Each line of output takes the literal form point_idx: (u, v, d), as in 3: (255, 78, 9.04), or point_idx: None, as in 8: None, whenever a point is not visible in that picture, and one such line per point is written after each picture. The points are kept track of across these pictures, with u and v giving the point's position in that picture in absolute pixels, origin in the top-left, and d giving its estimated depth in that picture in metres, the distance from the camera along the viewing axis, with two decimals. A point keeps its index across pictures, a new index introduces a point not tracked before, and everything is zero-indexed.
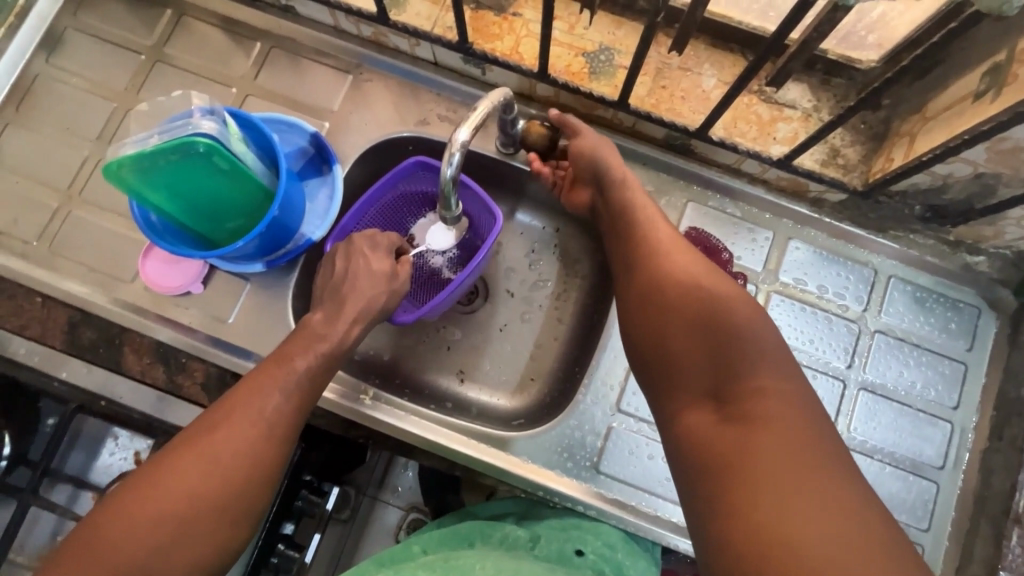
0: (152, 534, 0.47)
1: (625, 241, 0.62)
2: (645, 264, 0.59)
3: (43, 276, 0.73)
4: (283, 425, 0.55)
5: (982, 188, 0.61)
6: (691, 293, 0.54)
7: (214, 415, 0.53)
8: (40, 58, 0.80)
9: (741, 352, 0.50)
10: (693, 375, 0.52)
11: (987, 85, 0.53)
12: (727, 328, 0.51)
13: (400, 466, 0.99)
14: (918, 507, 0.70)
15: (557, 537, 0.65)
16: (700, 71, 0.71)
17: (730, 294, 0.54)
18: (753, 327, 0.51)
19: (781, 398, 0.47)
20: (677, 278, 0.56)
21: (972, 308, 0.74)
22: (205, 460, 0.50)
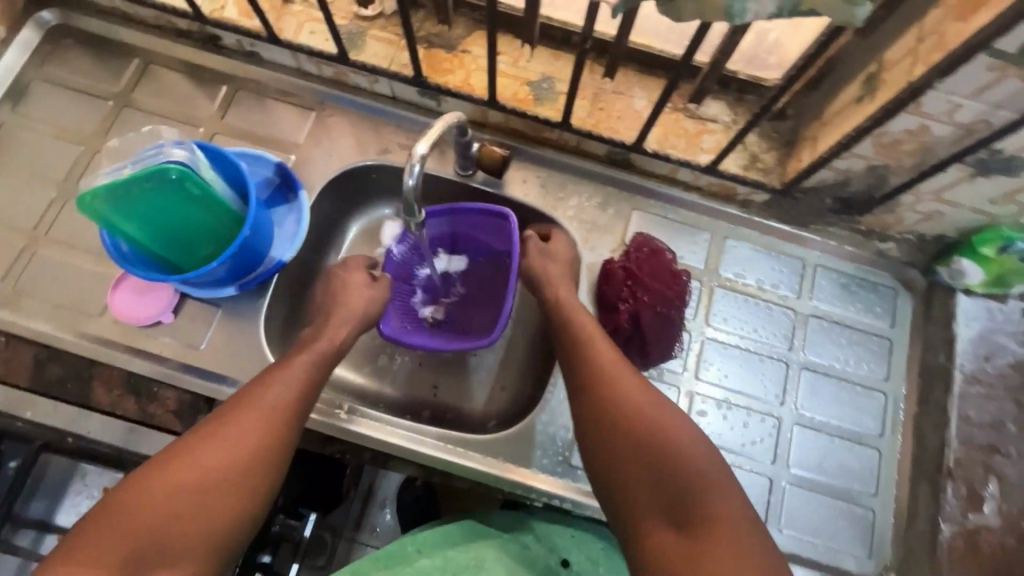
0: (178, 506, 0.54)
1: (571, 360, 0.66)
2: (610, 402, 0.62)
3: (6, 316, 0.73)
4: (294, 410, 0.62)
5: (877, 179, 0.70)
6: (649, 430, 0.59)
7: (236, 402, 0.61)
8: (5, 108, 0.82)
9: (698, 491, 0.55)
10: (650, 496, 0.57)
11: (865, 91, 0.63)
12: (670, 447, 0.58)
13: (377, 505, 1.10)
14: (865, 473, 0.76)
15: (544, 546, 0.70)
16: (632, 94, 0.80)
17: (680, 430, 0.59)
18: (694, 448, 0.58)
19: (724, 508, 0.55)
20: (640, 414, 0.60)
21: (889, 289, 0.83)
22: (223, 444, 0.57)
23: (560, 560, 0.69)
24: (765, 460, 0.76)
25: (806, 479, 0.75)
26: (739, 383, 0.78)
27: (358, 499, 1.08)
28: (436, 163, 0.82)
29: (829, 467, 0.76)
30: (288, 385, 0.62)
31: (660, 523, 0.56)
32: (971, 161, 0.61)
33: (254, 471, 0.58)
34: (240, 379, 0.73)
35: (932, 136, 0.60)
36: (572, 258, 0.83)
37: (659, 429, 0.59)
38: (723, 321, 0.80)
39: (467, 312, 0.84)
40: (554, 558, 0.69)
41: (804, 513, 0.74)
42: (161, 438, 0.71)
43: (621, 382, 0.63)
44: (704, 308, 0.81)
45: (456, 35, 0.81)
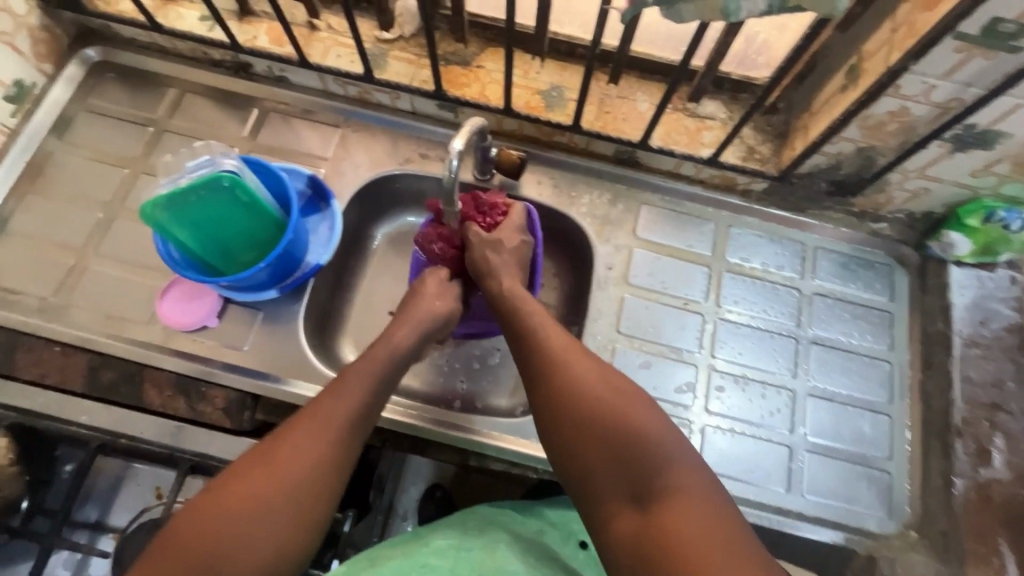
0: (233, 525, 0.52)
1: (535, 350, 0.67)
2: (587, 408, 0.61)
3: (58, 327, 0.77)
4: (352, 423, 0.61)
5: (866, 161, 0.77)
6: (603, 410, 0.60)
7: (294, 418, 0.60)
8: (52, 138, 0.88)
9: (674, 499, 0.54)
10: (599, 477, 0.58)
11: (848, 80, 0.70)
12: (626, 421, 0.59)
13: (398, 518, 1.14)
14: (878, 438, 0.80)
15: (562, 529, 0.76)
16: (635, 97, 0.86)
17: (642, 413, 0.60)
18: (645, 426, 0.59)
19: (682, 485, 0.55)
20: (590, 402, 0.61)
21: (885, 266, 0.88)
22: (277, 461, 0.56)
23: (577, 541, 0.76)
24: (782, 429, 0.80)
25: (822, 445, 0.79)
26: (752, 359, 0.83)
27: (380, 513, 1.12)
28: (469, 172, 0.89)
29: (842, 432, 0.80)
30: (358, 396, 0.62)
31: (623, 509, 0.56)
32: (949, 136, 0.67)
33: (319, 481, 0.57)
34: (283, 375, 0.77)
35: (913, 116, 0.67)
36: (587, 251, 0.89)
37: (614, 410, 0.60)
38: (733, 302, 0.85)
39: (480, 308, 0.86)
40: (572, 541, 0.76)
41: (823, 478, 0.78)
42: (210, 435, 0.75)
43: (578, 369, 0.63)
44: (715, 292, 0.86)
45: (470, 52, 0.88)
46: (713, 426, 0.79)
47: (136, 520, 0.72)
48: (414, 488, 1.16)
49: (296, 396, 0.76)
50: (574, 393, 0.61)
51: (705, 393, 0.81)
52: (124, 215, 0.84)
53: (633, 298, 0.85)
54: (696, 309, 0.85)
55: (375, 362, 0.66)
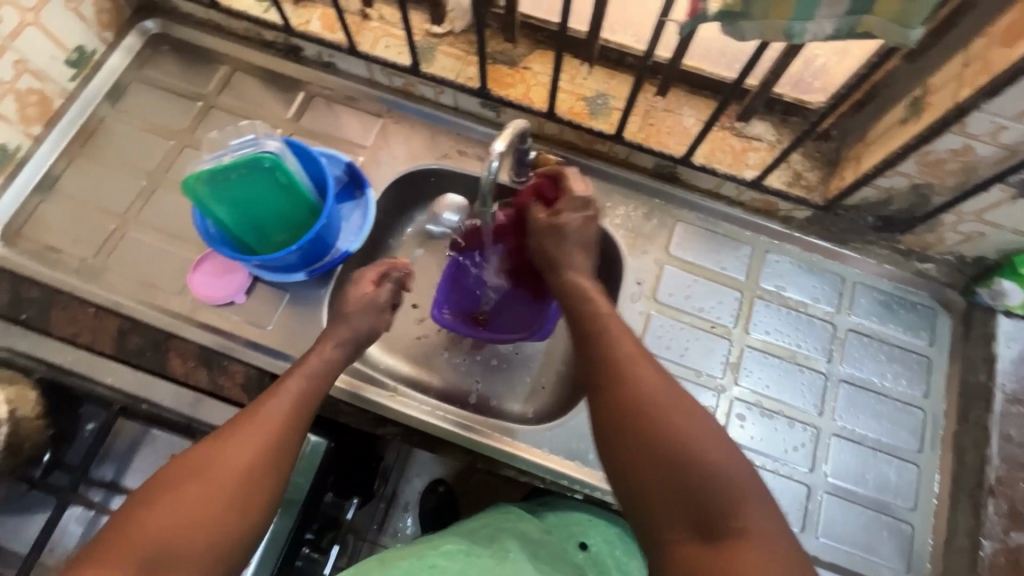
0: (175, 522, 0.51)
1: (586, 335, 0.62)
2: (637, 400, 0.55)
3: (94, 289, 0.79)
4: (297, 417, 0.61)
5: (919, 198, 0.73)
6: (651, 410, 0.55)
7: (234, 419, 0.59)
8: (105, 105, 0.90)
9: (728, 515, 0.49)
10: (661, 486, 0.52)
11: (909, 113, 0.67)
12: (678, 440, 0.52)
13: (399, 509, 1.15)
14: (902, 486, 0.77)
15: (563, 531, 0.76)
16: (681, 112, 0.84)
17: (690, 411, 0.54)
18: (704, 450, 0.52)
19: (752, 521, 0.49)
20: (630, 395, 0.56)
21: (928, 308, 0.84)
22: (222, 455, 0.56)
23: (578, 542, 0.75)
24: (802, 466, 0.77)
25: (843, 489, 0.76)
26: (778, 392, 0.80)
27: (383, 500, 1.14)
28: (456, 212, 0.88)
29: (865, 478, 0.77)
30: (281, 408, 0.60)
31: (683, 534, 0.50)
32: (1014, 181, 0.64)
33: (256, 480, 0.56)
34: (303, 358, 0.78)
35: (976, 156, 0.64)
36: (617, 263, 0.87)
37: (664, 413, 0.54)
38: (763, 331, 0.83)
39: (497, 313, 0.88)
40: (573, 542, 0.75)
41: (842, 522, 0.75)
42: (228, 410, 0.75)
43: (638, 371, 0.57)
44: (745, 319, 0.83)
45: (518, 52, 0.87)
46: None
47: None
48: (418, 480, 1.16)
49: None
50: (628, 379, 0.57)
51: (725, 421, 0.79)
52: (166, 186, 0.86)
53: (659, 316, 0.83)
54: (724, 334, 0.83)
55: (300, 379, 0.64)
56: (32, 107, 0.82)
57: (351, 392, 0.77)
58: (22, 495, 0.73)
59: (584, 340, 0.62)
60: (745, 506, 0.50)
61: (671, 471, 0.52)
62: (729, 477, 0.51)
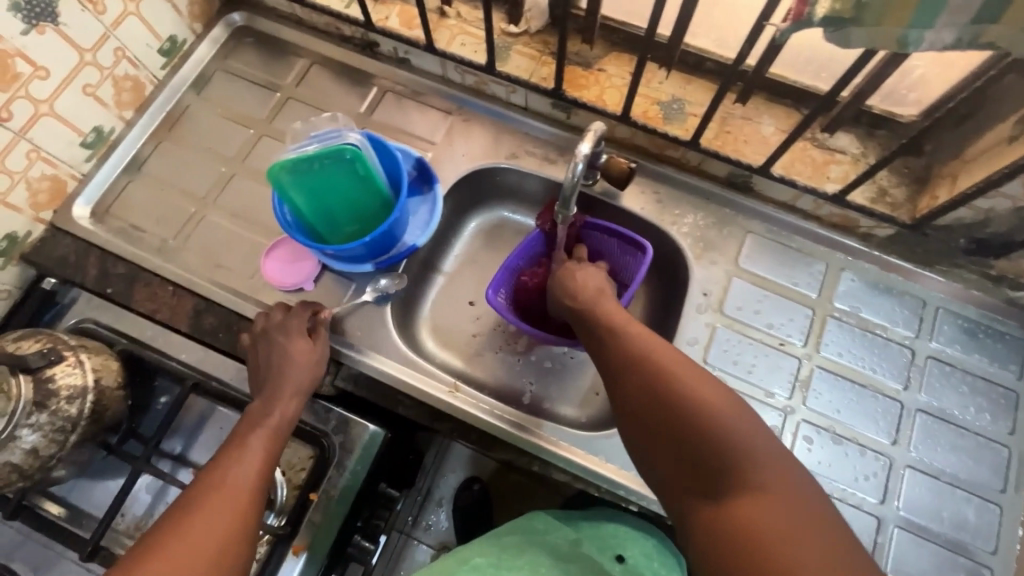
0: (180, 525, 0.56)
1: (603, 329, 0.66)
2: (655, 381, 0.58)
3: (174, 268, 0.83)
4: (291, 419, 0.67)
5: (1021, 222, 0.69)
6: (670, 391, 0.57)
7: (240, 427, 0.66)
8: (191, 92, 0.94)
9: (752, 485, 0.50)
10: (687, 466, 0.54)
11: (1020, 130, 0.63)
12: (704, 417, 0.54)
13: (433, 504, 1.15)
14: (982, 527, 0.72)
15: (599, 541, 0.79)
16: (760, 120, 0.82)
17: (714, 392, 0.56)
18: (729, 426, 0.53)
19: (781, 491, 0.50)
20: (648, 381, 0.59)
21: (1019, 340, 0.79)
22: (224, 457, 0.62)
23: (615, 554, 0.78)
24: (872, 496, 0.73)
25: (916, 524, 0.72)
26: (848, 416, 0.77)
27: (419, 493, 1.14)
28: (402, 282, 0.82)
29: (941, 515, 0.73)
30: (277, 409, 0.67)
31: (710, 509, 0.52)
32: None
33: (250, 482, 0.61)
34: (366, 348, 0.79)
35: None
36: (682, 273, 0.85)
37: (681, 395, 0.56)
38: (835, 352, 0.79)
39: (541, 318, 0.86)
40: (610, 554, 0.78)
41: (913, 560, 0.71)
42: None
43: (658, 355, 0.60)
44: (816, 338, 0.80)
45: (594, 54, 0.86)
46: None
47: None
48: (452, 477, 1.16)
49: (375, 369, 0.78)
50: (644, 366, 0.60)
51: (790, 443, 0.76)
52: (244, 172, 0.89)
53: (725, 330, 0.81)
54: (792, 352, 0.80)
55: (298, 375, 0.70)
56: (127, 93, 0.87)
57: (410, 385, 0.77)
58: (99, 460, 0.77)
59: (604, 334, 0.66)
60: (774, 473, 0.51)
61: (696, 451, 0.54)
62: (749, 451, 0.52)
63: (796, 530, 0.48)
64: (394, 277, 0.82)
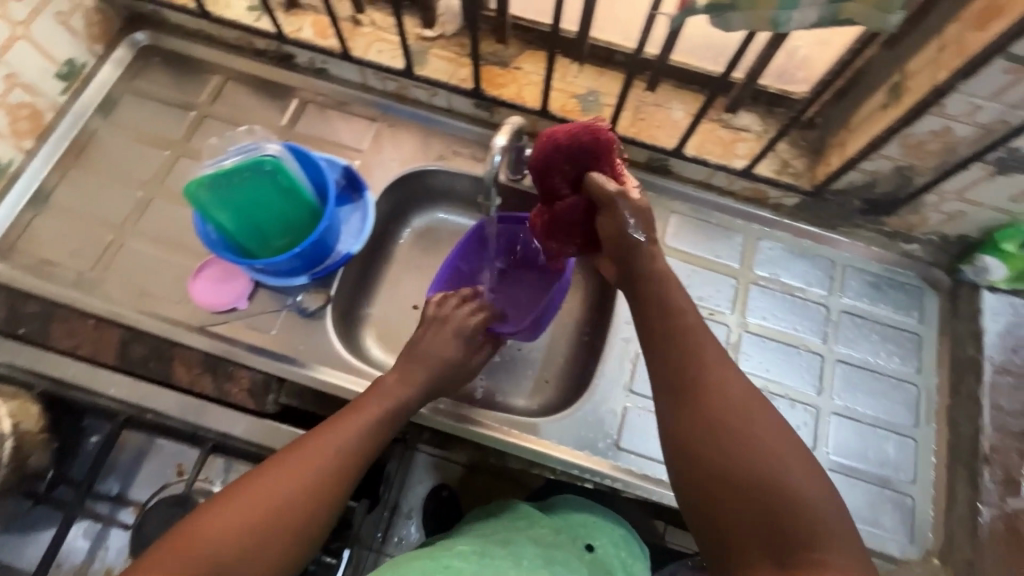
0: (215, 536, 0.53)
1: (674, 345, 0.61)
2: (721, 412, 0.55)
3: (93, 300, 0.79)
4: (354, 452, 0.63)
5: (903, 180, 0.76)
6: (736, 423, 0.55)
7: (309, 441, 0.62)
8: (97, 117, 0.90)
9: (811, 542, 0.49)
10: (745, 508, 0.52)
11: (890, 98, 0.70)
12: (772, 467, 0.52)
13: (404, 516, 1.13)
14: (901, 460, 0.79)
15: (568, 531, 0.77)
16: (670, 106, 0.87)
17: (779, 440, 0.54)
18: (794, 479, 0.52)
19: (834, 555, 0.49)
20: (715, 404, 0.56)
21: (916, 288, 0.87)
22: (279, 474, 0.58)
23: (584, 544, 0.76)
24: (805, 445, 0.79)
25: (845, 465, 0.78)
26: (778, 374, 0.82)
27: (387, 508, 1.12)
28: (320, 301, 0.80)
29: (867, 454, 0.79)
30: (342, 436, 0.63)
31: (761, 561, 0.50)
32: (991, 159, 0.67)
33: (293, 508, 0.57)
34: (308, 361, 0.77)
35: (955, 137, 0.67)
36: None
37: (758, 438, 0.54)
38: (761, 316, 0.85)
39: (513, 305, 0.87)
40: (580, 544, 0.76)
41: (846, 498, 0.77)
42: (235, 416, 0.74)
43: (727, 382, 0.58)
44: (741, 305, 0.85)
45: (509, 53, 0.89)
46: None
47: (157, 496, 0.73)
48: (420, 486, 1.15)
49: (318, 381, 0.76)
50: (718, 393, 0.57)
51: None
52: (163, 195, 0.86)
53: None
54: (721, 320, 0.84)
55: (368, 415, 0.66)
56: (24, 122, 0.82)
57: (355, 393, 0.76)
58: (28, 512, 0.72)
59: (670, 351, 0.61)
60: (831, 540, 0.50)
61: (760, 494, 0.51)
62: (817, 511, 0.51)
63: None
64: (310, 293, 0.81)
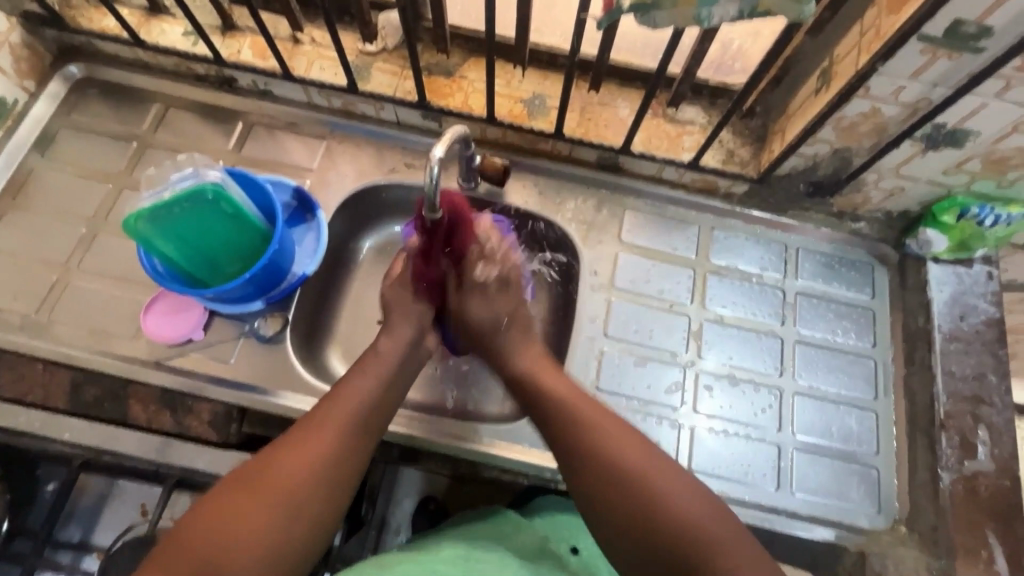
0: (263, 502, 0.56)
1: (531, 385, 0.72)
2: (585, 437, 0.66)
3: (40, 343, 0.76)
4: (374, 406, 0.65)
5: (841, 161, 0.78)
6: (598, 446, 0.64)
7: (328, 402, 0.64)
8: (35, 154, 0.88)
9: (686, 528, 0.58)
10: (629, 517, 0.60)
11: (821, 83, 0.72)
12: (640, 472, 0.62)
13: (392, 532, 1.13)
14: (864, 433, 0.81)
15: (555, 534, 0.78)
16: (616, 104, 0.88)
17: (641, 451, 0.64)
18: (657, 477, 0.62)
19: (710, 533, 0.58)
20: (587, 431, 0.66)
21: (867, 264, 0.90)
22: (306, 435, 0.60)
23: (568, 547, 0.77)
24: (771, 427, 0.80)
25: (811, 443, 0.80)
26: (740, 360, 0.84)
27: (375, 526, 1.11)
28: (277, 326, 0.79)
29: (831, 431, 0.81)
30: (361, 393, 0.65)
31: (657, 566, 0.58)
32: (920, 135, 0.69)
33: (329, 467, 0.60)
34: (270, 387, 0.76)
35: (884, 117, 0.69)
36: (573, 257, 0.90)
37: (625, 456, 0.63)
38: (720, 304, 0.86)
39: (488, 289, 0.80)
40: (565, 546, 0.77)
41: (813, 476, 0.78)
42: (197, 449, 0.73)
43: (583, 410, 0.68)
44: (700, 295, 0.87)
45: (453, 63, 0.89)
46: (706, 428, 0.80)
47: (120, 538, 0.71)
48: (408, 501, 1.15)
49: (283, 408, 0.75)
50: (579, 421, 0.67)
51: (694, 394, 0.81)
52: (107, 230, 0.84)
53: (620, 302, 0.85)
54: (682, 311, 0.86)
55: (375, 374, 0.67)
56: None
57: None
58: None
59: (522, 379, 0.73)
60: (706, 521, 0.59)
61: (637, 500, 0.60)
62: (684, 502, 0.60)
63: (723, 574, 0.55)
64: (268, 318, 0.79)
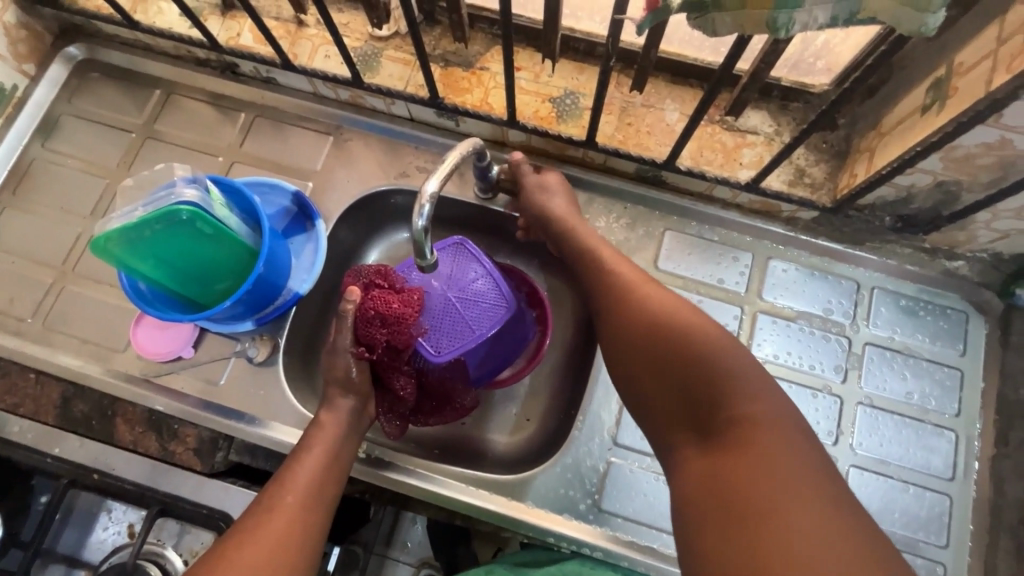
0: None
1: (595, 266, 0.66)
2: (610, 292, 0.62)
3: (38, 352, 0.74)
4: (323, 486, 0.58)
5: (946, 196, 0.63)
6: (652, 317, 0.57)
7: (273, 485, 0.57)
8: (36, 143, 0.83)
9: (729, 396, 0.49)
10: (664, 396, 0.53)
11: (933, 98, 0.56)
12: (683, 337, 0.53)
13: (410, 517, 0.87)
14: (932, 522, 0.68)
15: None
16: (663, 106, 0.74)
17: (683, 313, 0.56)
18: (702, 337, 0.53)
19: (757, 420, 0.47)
20: (632, 299, 0.60)
21: (960, 314, 0.74)
22: (256, 526, 0.53)
23: None
24: None
25: None
26: None
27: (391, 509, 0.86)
28: (267, 350, 0.73)
29: (891, 515, 0.68)
30: (309, 472, 0.58)
31: (688, 439, 0.50)
32: None
33: (287, 561, 0.52)
34: (258, 417, 0.71)
35: (1014, 149, 0.52)
36: None
37: (660, 317, 0.56)
38: (770, 352, 0.73)
39: (453, 376, 0.71)
40: None
41: None
42: (183, 475, 0.68)
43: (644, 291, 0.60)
44: (745, 337, 0.74)
45: (474, 52, 0.77)
46: None
47: (107, 561, 0.66)
48: None
49: (268, 438, 0.70)
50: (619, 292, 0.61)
51: None
52: None
53: None
54: None
55: (322, 447, 0.60)
56: None
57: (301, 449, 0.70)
58: None
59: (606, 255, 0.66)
60: (752, 401, 0.48)
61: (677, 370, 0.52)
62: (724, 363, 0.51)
63: (766, 448, 0.45)
64: (259, 341, 0.74)
